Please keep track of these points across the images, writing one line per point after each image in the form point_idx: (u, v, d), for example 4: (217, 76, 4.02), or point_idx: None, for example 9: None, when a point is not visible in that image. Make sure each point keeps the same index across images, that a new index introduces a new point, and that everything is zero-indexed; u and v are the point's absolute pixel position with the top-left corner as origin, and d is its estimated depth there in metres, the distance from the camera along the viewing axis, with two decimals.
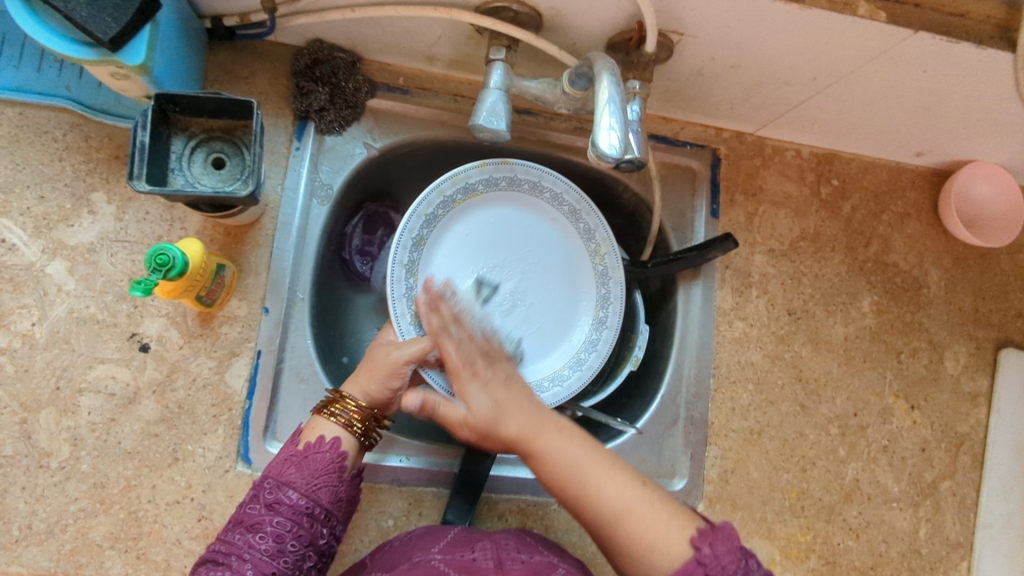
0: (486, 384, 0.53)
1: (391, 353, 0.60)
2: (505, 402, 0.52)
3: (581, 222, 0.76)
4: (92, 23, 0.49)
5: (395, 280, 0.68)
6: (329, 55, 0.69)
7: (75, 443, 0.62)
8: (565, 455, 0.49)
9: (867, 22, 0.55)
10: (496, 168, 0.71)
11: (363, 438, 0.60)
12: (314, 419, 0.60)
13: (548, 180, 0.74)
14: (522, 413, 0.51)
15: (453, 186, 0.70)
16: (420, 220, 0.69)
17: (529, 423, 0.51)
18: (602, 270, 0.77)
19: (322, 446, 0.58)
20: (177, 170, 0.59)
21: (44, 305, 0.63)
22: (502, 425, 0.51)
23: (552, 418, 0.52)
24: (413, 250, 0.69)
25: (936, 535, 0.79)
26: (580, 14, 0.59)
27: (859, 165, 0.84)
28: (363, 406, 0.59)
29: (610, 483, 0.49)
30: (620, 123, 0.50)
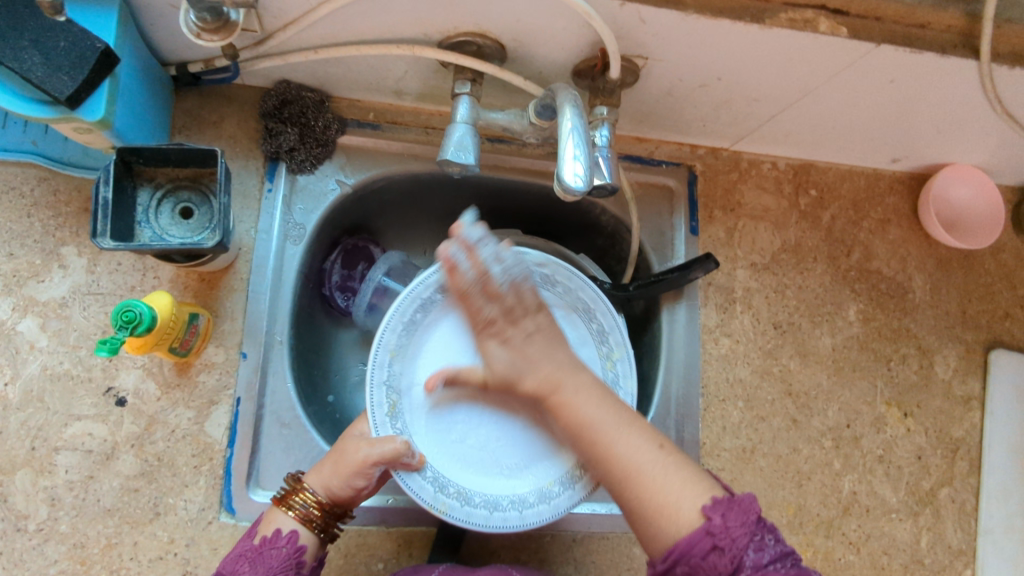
0: (506, 340, 0.54)
1: (361, 449, 0.56)
2: (521, 360, 0.54)
3: (596, 322, 0.63)
4: (48, 84, 0.49)
5: (376, 365, 0.59)
6: (297, 95, 0.69)
7: (53, 503, 0.61)
8: (586, 414, 0.52)
9: (828, 37, 0.55)
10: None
11: (321, 533, 0.57)
12: (271, 510, 0.58)
13: (563, 273, 0.63)
14: (539, 368, 0.53)
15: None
16: (414, 302, 0.60)
17: (547, 379, 0.53)
18: (615, 379, 0.63)
19: (279, 539, 0.55)
20: (144, 222, 0.58)
21: (17, 363, 0.62)
22: (521, 381, 0.54)
23: (575, 373, 0.54)
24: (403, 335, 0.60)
25: (938, 544, 0.78)
26: (543, 44, 0.59)
27: (836, 173, 0.84)
28: (324, 501, 0.57)
29: (623, 441, 0.51)
30: (585, 153, 0.50)
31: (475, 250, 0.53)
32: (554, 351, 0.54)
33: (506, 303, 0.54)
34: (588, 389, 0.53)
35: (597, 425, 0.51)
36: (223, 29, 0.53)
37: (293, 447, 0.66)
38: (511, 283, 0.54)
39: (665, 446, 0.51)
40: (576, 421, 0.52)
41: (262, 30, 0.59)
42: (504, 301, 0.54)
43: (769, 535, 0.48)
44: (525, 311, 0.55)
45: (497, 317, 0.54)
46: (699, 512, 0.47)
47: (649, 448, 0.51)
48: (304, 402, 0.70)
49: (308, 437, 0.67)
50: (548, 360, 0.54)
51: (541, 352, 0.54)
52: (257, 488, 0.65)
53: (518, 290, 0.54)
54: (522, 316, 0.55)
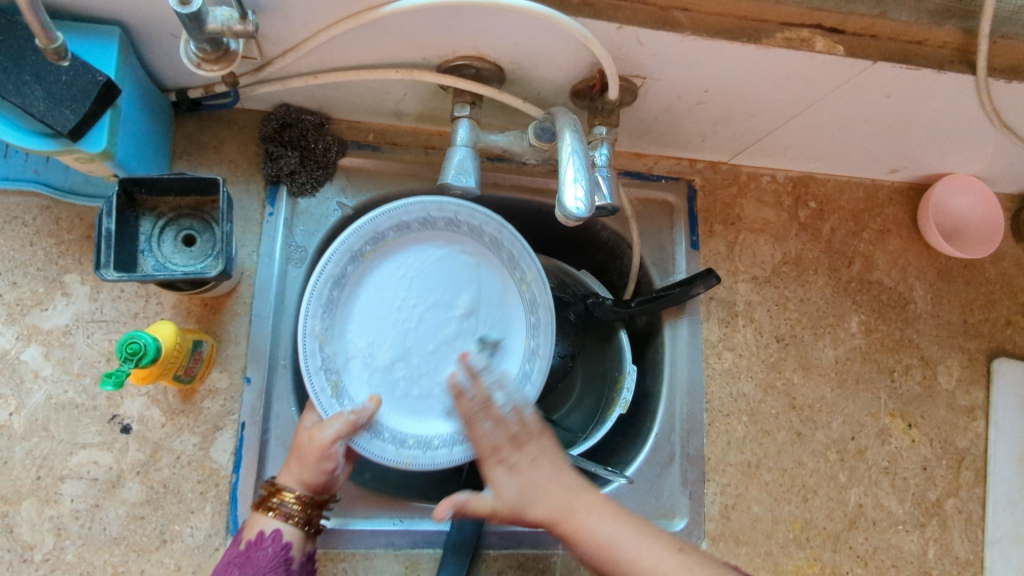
0: (511, 468, 0.54)
1: (314, 434, 0.57)
2: (530, 485, 0.53)
3: (505, 250, 0.66)
4: (51, 117, 0.49)
5: (308, 353, 0.60)
6: (297, 118, 0.69)
7: (60, 533, 0.61)
8: (604, 532, 0.51)
9: (825, 55, 0.56)
10: (405, 209, 0.62)
11: (307, 527, 0.58)
12: (253, 514, 0.58)
13: (467, 214, 0.64)
14: (550, 493, 0.52)
15: (360, 237, 0.62)
16: (328, 281, 0.61)
17: (558, 505, 0.52)
18: (530, 299, 0.67)
19: (264, 541, 0.56)
20: (146, 251, 0.59)
21: (21, 393, 0.62)
22: (528, 509, 0.52)
23: (585, 492, 0.53)
24: (323, 315, 0.61)
25: (945, 556, 0.78)
26: (540, 66, 0.59)
27: (835, 185, 0.84)
28: (303, 496, 0.57)
29: (645, 556, 0.49)
30: (585, 176, 0.50)
31: (480, 376, 0.61)
32: (561, 474, 0.54)
33: (512, 429, 0.56)
34: (598, 507, 0.52)
35: (615, 544, 0.50)
36: (222, 59, 0.53)
37: None
38: (514, 410, 0.57)
39: (685, 549, 0.51)
40: (597, 544, 0.50)
41: (261, 57, 0.59)
42: (508, 426, 0.56)
43: None
44: (528, 434, 0.56)
45: (502, 443, 0.55)
46: None
47: (672, 554, 0.50)
48: None
49: None
50: (556, 485, 0.53)
51: (547, 475, 0.53)
52: None
53: (519, 414, 0.57)
54: (526, 439, 0.55)
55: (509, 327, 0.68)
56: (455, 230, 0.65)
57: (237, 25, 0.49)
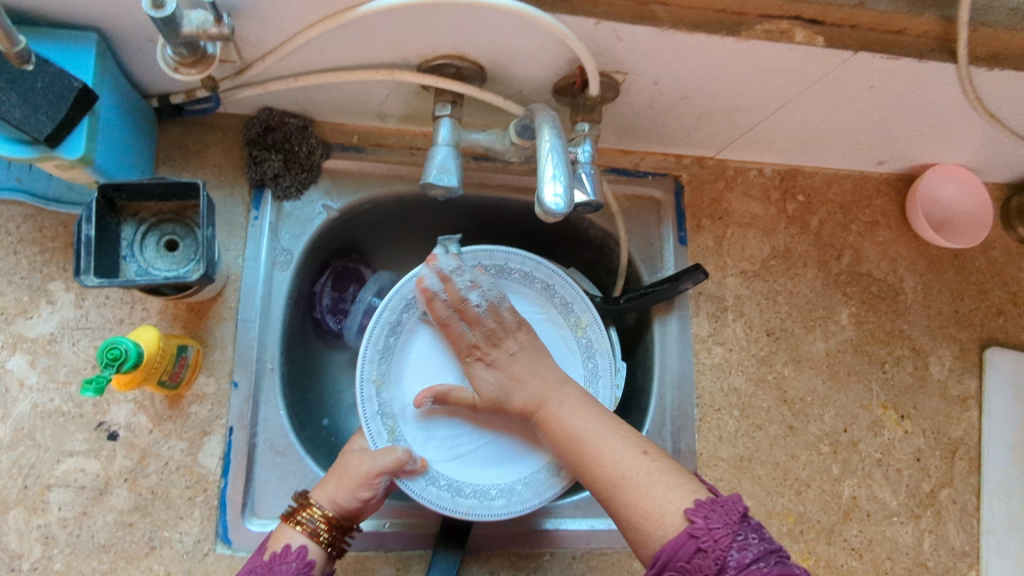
0: (492, 362, 0.61)
1: (364, 462, 0.59)
2: (510, 377, 0.60)
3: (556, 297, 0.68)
4: (27, 124, 0.49)
5: (364, 398, 0.62)
6: (279, 121, 0.69)
7: (48, 541, 0.61)
8: (578, 426, 0.55)
9: (805, 47, 0.55)
10: (459, 257, 0.65)
11: (330, 548, 0.57)
12: (280, 527, 0.58)
13: (515, 260, 0.67)
14: (527, 386, 0.58)
15: (417, 285, 0.65)
16: (384, 328, 0.64)
17: (535, 396, 0.58)
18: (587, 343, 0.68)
19: (288, 555, 0.55)
20: (129, 257, 0.59)
21: (7, 402, 0.62)
22: (511, 398, 0.59)
23: (562, 388, 0.58)
24: (380, 362, 0.64)
25: (941, 546, 0.78)
26: (521, 63, 0.59)
27: (823, 178, 0.84)
28: (332, 514, 0.57)
29: (610, 450, 0.52)
30: (564, 173, 0.50)
31: (451, 279, 0.61)
32: (540, 368, 0.60)
33: (488, 327, 0.61)
34: (572, 401, 0.57)
35: (590, 438, 0.54)
36: (200, 63, 0.53)
37: (287, 474, 0.66)
38: (490, 308, 0.62)
39: (650, 452, 0.52)
40: (569, 436, 0.55)
41: (241, 60, 0.59)
42: (485, 325, 0.61)
43: (753, 534, 0.47)
44: (505, 331, 0.62)
45: (480, 341, 0.61)
46: (683, 516, 0.47)
47: (635, 454, 0.52)
48: (297, 429, 0.70)
49: (302, 464, 0.67)
50: (534, 378, 0.59)
51: (525, 369, 0.60)
52: (252, 517, 0.64)
53: (495, 313, 0.62)
54: (504, 337, 0.61)
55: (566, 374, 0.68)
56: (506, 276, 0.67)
57: (212, 28, 0.49)
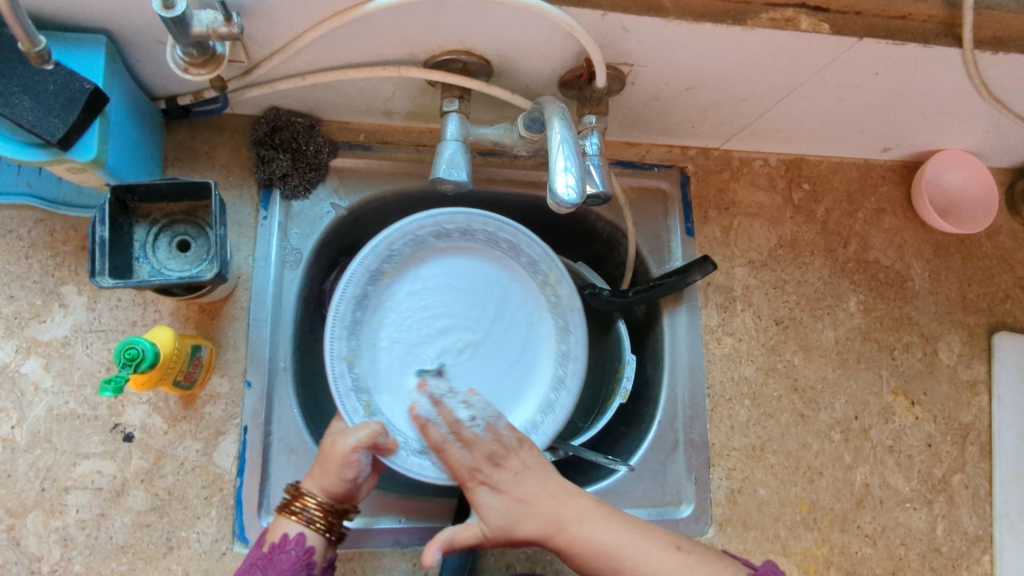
0: (495, 487, 0.53)
1: (338, 442, 0.56)
2: (518, 501, 0.52)
3: (524, 255, 0.69)
4: (40, 126, 0.49)
5: (336, 376, 0.62)
6: (287, 121, 0.69)
7: (66, 543, 0.61)
8: (603, 542, 0.50)
9: (811, 35, 0.56)
10: (418, 224, 0.65)
11: (329, 534, 0.57)
12: (277, 517, 0.58)
13: (478, 222, 0.66)
14: (539, 509, 0.51)
15: (376, 257, 0.64)
16: (350, 302, 0.63)
17: (549, 518, 0.51)
18: (556, 300, 0.70)
19: (287, 543, 0.56)
20: (142, 257, 0.59)
21: (22, 406, 0.62)
22: (518, 529, 0.51)
23: (575, 501, 0.52)
24: (349, 337, 0.63)
25: (954, 531, 0.78)
26: (527, 57, 0.59)
27: (828, 166, 0.84)
28: (325, 501, 0.57)
29: (647, 558, 0.49)
30: (575, 165, 0.50)
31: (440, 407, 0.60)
32: (549, 485, 0.53)
33: (488, 448, 0.55)
34: (592, 515, 0.51)
35: (616, 553, 0.49)
36: (210, 62, 0.54)
37: (303, 472, 0.66)
38: (487, 428, 0.56)
39: (683, 547, 0.51)
40: (595, 551, 0.50)
41: (248, 60, 0.59)
42: (484, 447, 0.55)
43: None
44: (507, 451, 0.55)
45: (480, 463, 0.54)
46: None
47: (670, 553, 0.50)
48: (311, 427, 0.70)
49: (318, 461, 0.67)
50: (546, 497, 0.52)
51: (533, 491, 0.52)
52: (269, 515, 0.65)
53: (495, 432, 0.56)
54: (506, 456, 0.54)
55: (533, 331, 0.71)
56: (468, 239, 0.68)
57: (222, 28, 0.49)
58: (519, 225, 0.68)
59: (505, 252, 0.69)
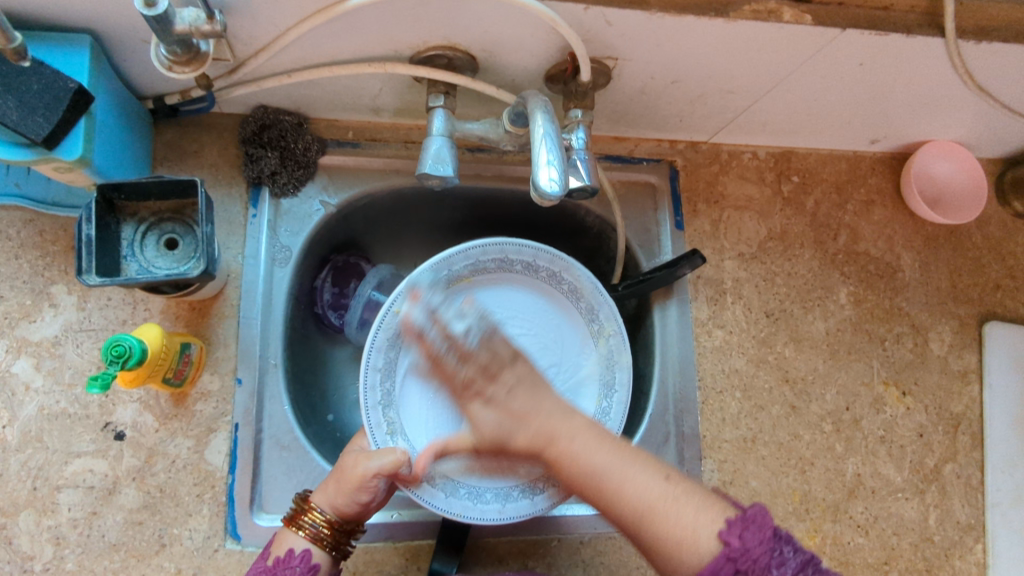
0: (490, 400, 0.50)
1: (360, 462, 0.57)
2: (512, 416, 0.49)
3: (583, 300, 0.71)
4: (24, 126, 0.49)
5: (367, 387, 0.63)
6: (274, 118, 0.69)
7: (59, 542, 0.61)
8: (591, 462, 0.47)
9: (794, 26, 0.56)
10: (482, 249, 0.68)
11: (335, 552, 0.57)
12: (283, 531, 0.58)
13: (542, 257, 0.70)
14: (532, 423, 0.49)
15: (451, 266, 0.67)
16: (392, 318, 0.63)
17: (541, 432, 0.49)
18: (607, 353, 0.71)
19: (292, 559, 0.55)
20: (129, 256, 0.59)
21: (13, 405, 0.62)
22: (513, 438, 0.49)
23: (569, 418, 0.50)
24: (390, 352, 0.64)
25: (946, 521, 0.78)
26: (512, 52, 0.60)
27: (817, 158, 0.84)
28: (333, 519, 0.57)
29: (632, 480, 0.47)
30: (558, 158, 0.50)
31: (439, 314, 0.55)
32: (543, 400, 0.50)
33: (482, 362, 0.51)
34: (583, 431, 0.49)
35: (603, 472, 0.47)
36: (194, 61, 0.54)
37: (295, 468, 0.67)
38: (482, 338, 0.52)
39: (672, 476, 0.48)
40: (585, 471, 0.48)
41: (234, 58, 0.59)
42: (479, 359, 0.51)
43: (790, 545, 0.46)
44: (501, 363, 0.51)
45: (476, 376, 0.51)
46: (718, 538, 0.45)
47: (656, 481, 0.47)
48: (302, 424, 0.70)
49: (308, 458, 0.67)
50: (540, 412, 0.49)
51: (528, 405, 0.49)
52: (261, 512, 0.65)
53: (489, 344, 0.52)
54: (502, 368, 0.51)
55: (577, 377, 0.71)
56: (530, 274, 0.71)
57: (204, 25, 0.50)
58: (575, 264, 0.70)
59: (565, 293, 0.72)
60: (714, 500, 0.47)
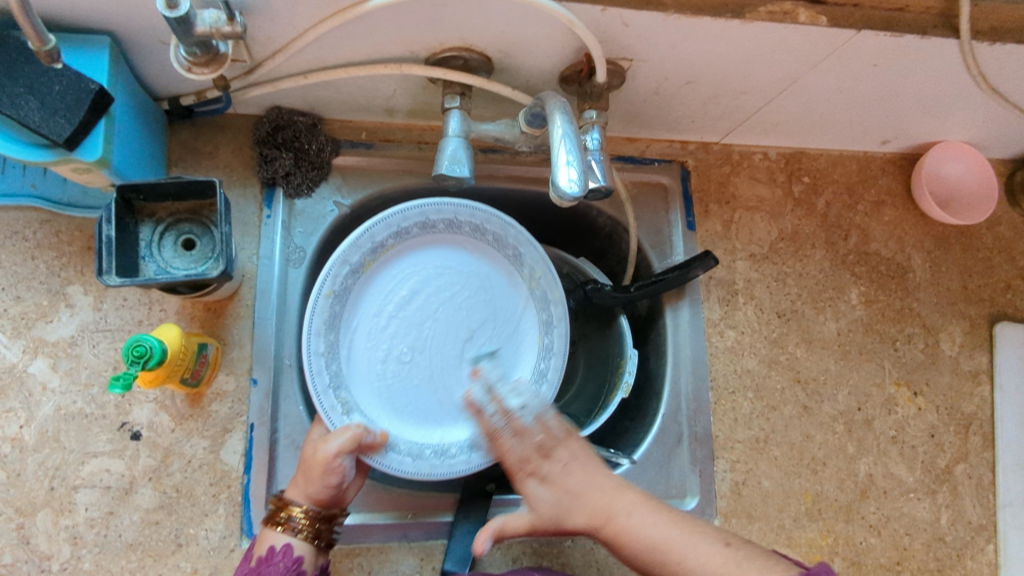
0: (545, 478, 0.54)
1: (320, 448, 0.57)
2: (569, 492, 0.52)
3: (509, 247, 0.69)
4: (46, 127, 0.49)
5: (314, 374, 0.61)
6: (289, 119, 0.70)
7: (76, 542, 0.61)
8: (649, 535, 0.50)
9: (810, 27, 0.56)
10: (402, 215, 0.65)
11: (318, 541, 0.58)
12: (263, 530, 0.58)
13: (465, 214, 0.67)
14: (585, 500, 0.52)
15: (360, 250, 0.64)
16: (326, 300, 0.62)
17: (597, 509, 0.51)
18: (540, 295, 0.70)
19: (275, 556, 0.56)
20: (147, 257, 0.59)
21: (30, 406, 0.62)
22: (569, 519, 0.52)
23: (623, 494, 0.52)
24: (328, 332, 0.63)
25: (958, 521, 0.78)
26: (528, 53, 0.60)
27: (828, 159, 0.84)
28: (310, 509, 0.58)
29: (693, 552, 0.48)
30: (577, 158, 0.51)
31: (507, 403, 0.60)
32: (597, 477, 0.53)
33: (538, 439, 0.55)
34: (639, 508, 0.51)
35: (661, 545, 0.49)
36: (213, 62, 0.54)
37: None
38: (537, 418, 0.57)
39: (731, 543, 0.49)
40: (644, 544, 0.50)
41: (251, 59, 0.59)
42: (535, 436, 0.56)
43: None
44: (555, 441, 0.55)
45: (531, 455, 0.55)
46: None
47: (717, 548, 0.48)
48: (316, 424, 0.70)
49: None
50: (593, 488, 0.52)
51: (583, 482, 0.53)
52: None
53: (545, 422, 0.56)
54: (554, 446, 0.55)
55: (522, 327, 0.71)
56: (454, 231, 0.68)
57: (225, 27, 0.50)
58: (506, 217, 0.68)
59: (490, 243, 0.69)
60: (777, 561, 0.48)
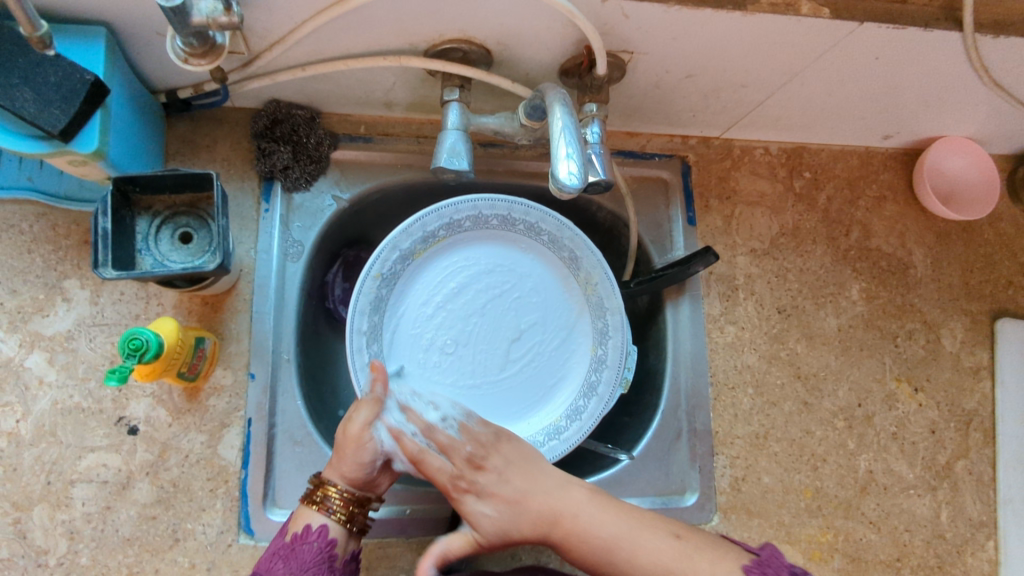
0: (482, 492, 0.55)
1: (350, 424, 0.57)
2: (518, 500, 0.54)
3: (564, 250, 0.69)
4: (41, 118, 0.49)
5: (354, 350, 0.63)
6: (287, 113, 0.69)
7: (73, 536, 0.61)
8: (604, 534, 0.52)
9: (811, 19, 0.55)
10: (455, 208, 0.65)
11: (351, 525, 0.57)
12: (299, 508, 0.58)
13: (518, 211, 0.67)
14: (531, 507, 0.53)
15: (411, 237, 0.65)
16: (375, 282, 0.64)
17: (547, 514, 0.53)
18: (597, 301, 0.70)
19: (309, 535, 0.56)
20: (144, 250, 0.59)
21: (27, 400, 0.62)
22: (514, 531, 0.53)
23: (567, 493, 0.54)
24: (374, 314, 0.65)
25: (958, 517, 0.78)
26: (528, 45, 0.59)
27: (829, 154, 0.84)
28: (346, 491, 0.57)
29: (645, 545, 0.51)
30: (577, 150, 0.50)
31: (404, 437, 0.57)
32: (536, 478, 0.55)
33: (466, 451, 0.57)
34: (589, 506, 0.53)
35: (620, 538, 0.51)
36: (210, 53, 0.54)
37: (307, 463, 0.67)
38: (460, 428, 0.60)
39: (680, 535, 0.52)
40: (595, 545, 0.52)
41: (248, 51, 0.59)
42: (463, 449, 0.57)
43: None
44: (486, 450, 0.57)
45: (463, 470, 0.56)
46: None
47: (667, 541, 0.51)
48: (315, 419, 0.70)
49: (322, 453, 0.67)
50: (539, 494, 0.54)
51: (523, 487, 0.54)
52: (273, 507, 0.65)
53: (468, 432, 0.59)
54: (487, 455, 0.57)
55: (568, 332, 0.71)
56: (508, 229, 0.69)
57: (221, 16, 0.49)
58: (562, 219, 0.68)
59: (546, 243, 0.70)
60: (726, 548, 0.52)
